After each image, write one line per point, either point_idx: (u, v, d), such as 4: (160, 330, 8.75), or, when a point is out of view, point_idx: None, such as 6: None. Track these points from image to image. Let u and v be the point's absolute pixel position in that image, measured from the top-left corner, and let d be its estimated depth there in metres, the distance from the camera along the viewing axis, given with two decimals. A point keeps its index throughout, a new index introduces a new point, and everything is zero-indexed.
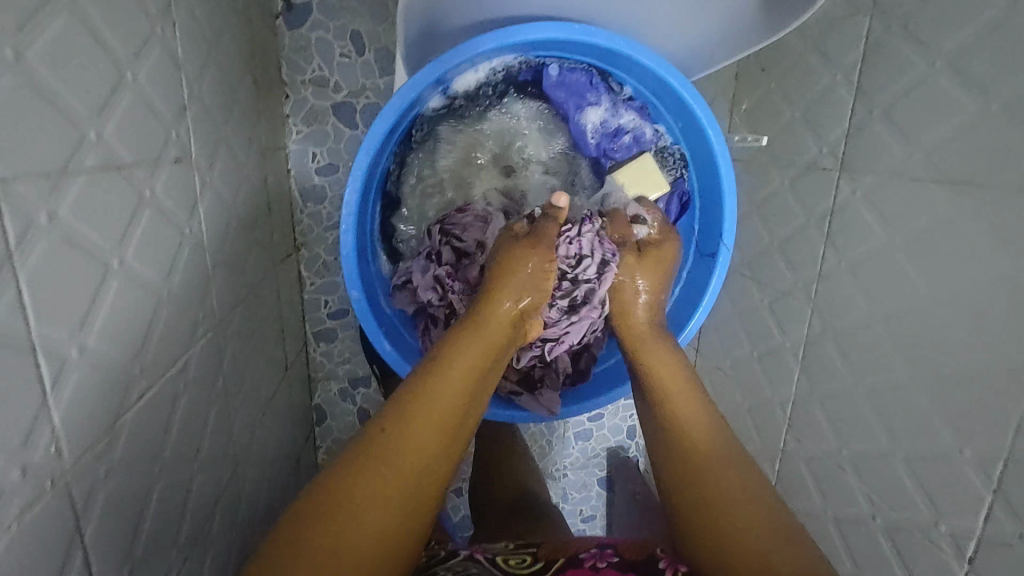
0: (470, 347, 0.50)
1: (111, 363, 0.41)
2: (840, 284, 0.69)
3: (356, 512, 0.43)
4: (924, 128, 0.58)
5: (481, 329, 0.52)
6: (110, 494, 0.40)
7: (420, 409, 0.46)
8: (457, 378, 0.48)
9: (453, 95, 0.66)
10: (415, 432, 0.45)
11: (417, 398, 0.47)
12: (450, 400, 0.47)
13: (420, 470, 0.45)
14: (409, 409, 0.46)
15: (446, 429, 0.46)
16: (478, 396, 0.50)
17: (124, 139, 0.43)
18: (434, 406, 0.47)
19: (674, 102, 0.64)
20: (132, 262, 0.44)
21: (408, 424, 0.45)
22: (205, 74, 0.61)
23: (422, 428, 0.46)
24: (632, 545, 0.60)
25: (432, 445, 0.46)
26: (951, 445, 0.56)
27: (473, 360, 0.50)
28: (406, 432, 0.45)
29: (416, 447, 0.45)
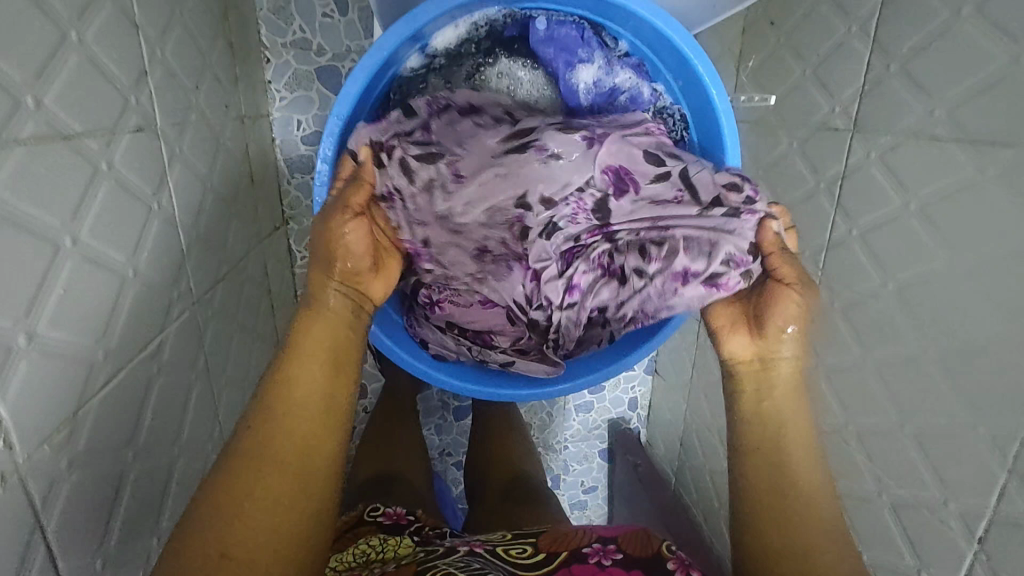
0: (312, 329, 0.49)
1: (67, 349, 0.38)
2: (850, 252, 0.66)
3: (234, 538, 0.41)
4: (947, 82, 0.54)
5: (321, 307, 0.50)
6: (74, 486, 0.39)
7: (275, 399, 0.46)
8: (306, 362, 0.47)
9: (432, 53, 0.62)
10: (273, 422, 0.45)
11: (273, 391, 0.46)
12: (301, 386, 0.46)
13: (292, 454, 0.44)
14: (266, 402, 0.46)
15: (306, 417, 0.46)
16: (342, 371, 0.49)
17: (70, 106, 0.40)
18: (284, 398, 0.46)
19: (673, 58, 0.60)
20: (88, 240, 0.41)
21: (267, 417, 0.45)
22: (170, 35, 0.56)
23: (279, 422, 0.45)
24: (634, 539, 0.59)
25: (292, 437, 0.44)
26: (964, 422, 0.53)
27: (319, 339, 0.48)
28: (267, 424, 0.45)
29: (279, 440, 0.44)
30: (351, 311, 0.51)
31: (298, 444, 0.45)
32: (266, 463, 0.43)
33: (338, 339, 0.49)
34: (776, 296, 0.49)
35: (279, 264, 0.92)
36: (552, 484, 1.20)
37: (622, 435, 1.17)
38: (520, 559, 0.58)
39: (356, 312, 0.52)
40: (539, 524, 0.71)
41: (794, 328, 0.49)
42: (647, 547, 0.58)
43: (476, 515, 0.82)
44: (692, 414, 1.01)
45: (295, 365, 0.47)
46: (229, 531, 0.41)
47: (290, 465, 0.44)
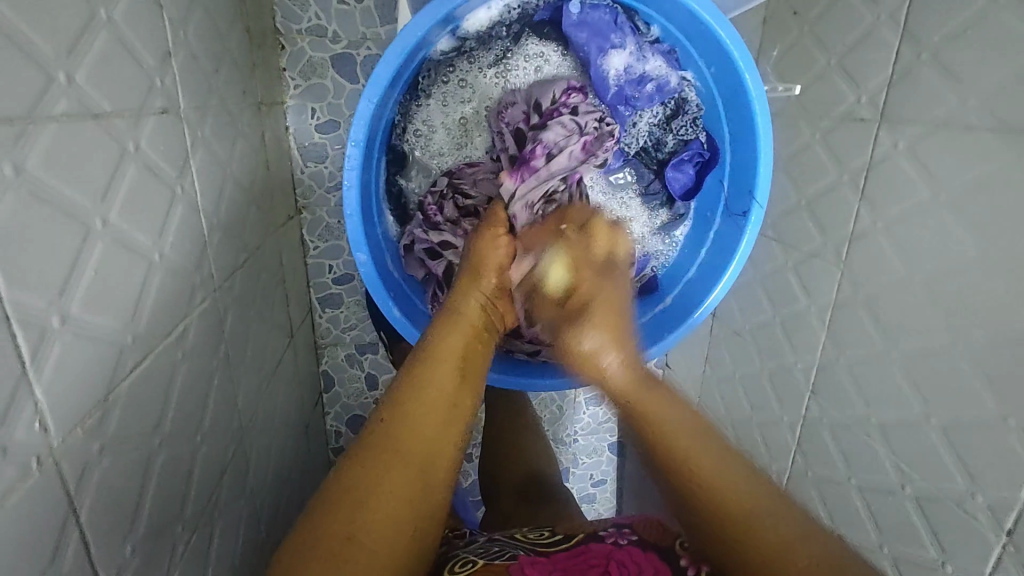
0: (452, 332, 0.52)
1: (100, 331, 0.38)
2: (875, 244, 0.65)
3: (358, 521, 0.40)
4: (980, 70, 0.53)
5: (458, 318, 0.54)
6: (106, 471, 0.38)
7: (415, 391, 0.46)
8: (448, 358, 0.49)
9: (464, 35, 0.62)
10: (414, 412, 0.45)
11: (414, 383, 0.47)
12: (443, 377, 0.48)
13: (431, 442, 0.44)
14: (404, 394, 0.46)
15: (441, 405, 0.46)
16: (474, 374, 0.50)
17: (100, 85, 0.39)
18: (431, 386, 0.47)
19: (706, 43, 0.58)
20: (118, 222, 0.40)
21: (404, 407, 0.45)
22: (192, 18, 0.56)
23: (417, 406, 0.46)
24: (647, 524, 0.59)
25: (431, 424, 0.45)
26: (994, 415, 0.53)
27: (457, 344, 0.51)
28: (406, 414, 0.45)
29: (422, 430, 0.44)
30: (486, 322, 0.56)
31: (431, 430, 0.45)
32: (409, 446, 0.43)
33: (472, 344, 0.52)
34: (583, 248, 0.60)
35: (293, 254, 0.91)
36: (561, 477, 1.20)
37: None
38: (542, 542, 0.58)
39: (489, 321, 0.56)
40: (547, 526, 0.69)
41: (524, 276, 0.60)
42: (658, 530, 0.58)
43: (493, 507, 0.82)
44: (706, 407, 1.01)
45: (443, 355, 0.49)
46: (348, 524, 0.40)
47: (421, 457, 0.43)
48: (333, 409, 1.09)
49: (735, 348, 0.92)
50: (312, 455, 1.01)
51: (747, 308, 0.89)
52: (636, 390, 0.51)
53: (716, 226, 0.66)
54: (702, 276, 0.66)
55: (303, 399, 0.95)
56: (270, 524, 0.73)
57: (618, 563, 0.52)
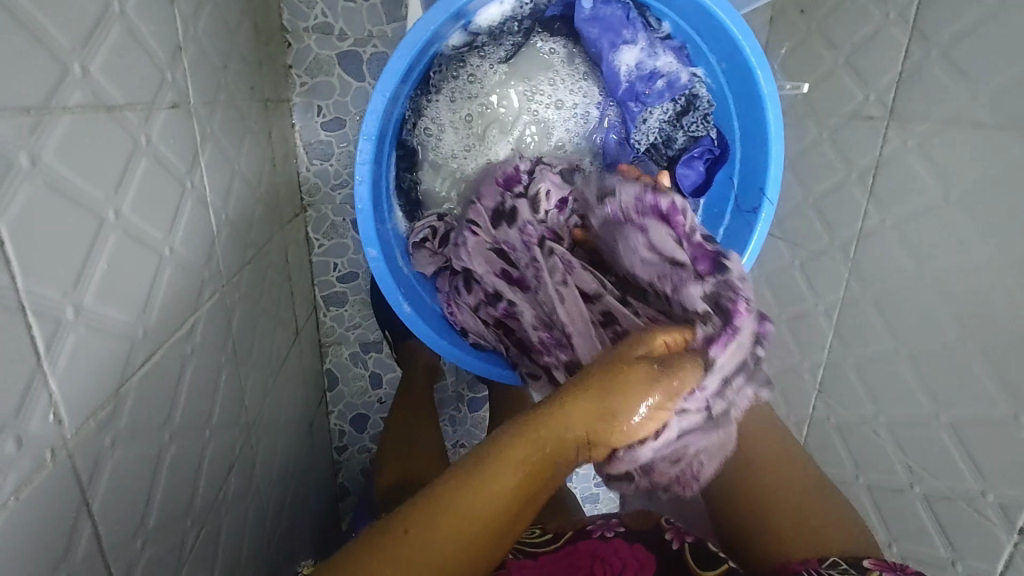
0: (520, 463, 0.35)
1: (112, 325, 0.38)
2: (882, 242, 0.65)
3: None
4: (991, 68, 0.53)
5: (542, 445, 0.35)
6: (117, 464, 0.38)
7: (440, 529, 0.35)
8: (493, 500, 0.35)
9: (475, 30, 0.62)
10: (425, 558, 0.35)
11: (443, 515, 0.35)
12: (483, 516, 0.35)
13: None
14: (430, 523, 0.35)
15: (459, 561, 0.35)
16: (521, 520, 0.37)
17: (113, 78, 0.39)
18: (462, 520, 0.35)
19: (717, 37, 0.58)
20: (130, 215, 0.40)
21: (423, 545, 0.35)
22: (202, 13, 0.56)
23: (434, 552, 0.35)
24: (635, 517, 0.61)
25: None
26: (1005, 413, 0.52)
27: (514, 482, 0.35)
28: (420, 558, 0.35)
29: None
30: (570, 462, 0.36)
31: None
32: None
33: (537, 485, 0.36)
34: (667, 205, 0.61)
35: (298, 251, 0.91)
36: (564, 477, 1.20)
37: None
38: (529, 540, 0.59)
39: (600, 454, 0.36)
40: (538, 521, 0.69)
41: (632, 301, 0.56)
42: (647, 521, 0.60)
43: None
44: None
45: (486, 492, 0.35)
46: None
47: None
48: (336, 408, 1.09)
49: None
50: (316, 454, 1.01)
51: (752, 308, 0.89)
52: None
53: (726, 224, 0.65)
54: None
55: (308, 397, 0.95)
56: (276, 521, 0.73)
57: (604, 561, 0.54)
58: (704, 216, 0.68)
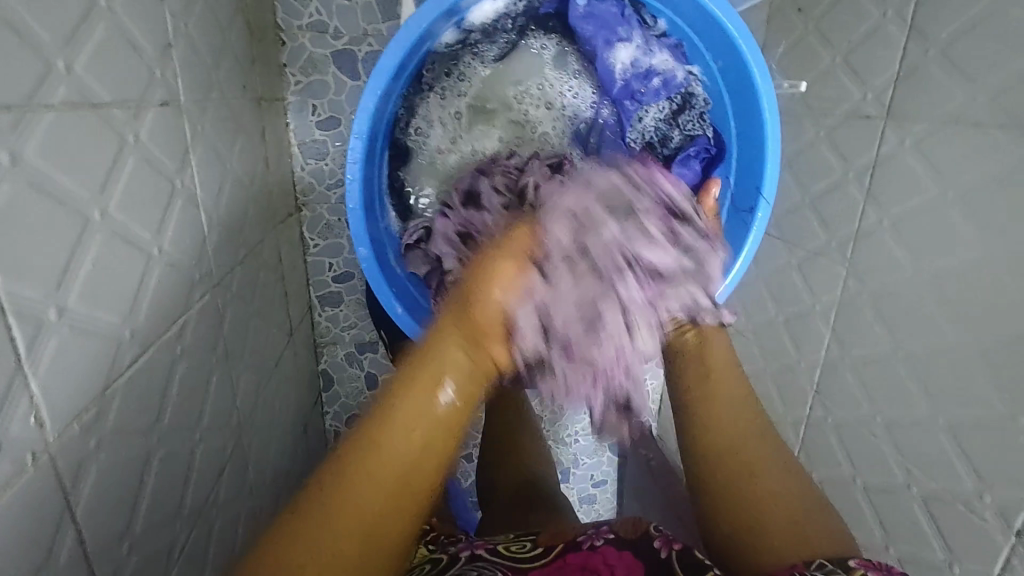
0: (417, 384, 0.42)
1: (97, 326, 0.37)
2: (879, 242, 0.65)
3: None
4: (989, 67, 0.53)
5: (432, 363, 0.43)
6: (102, 467, 0.37)
7: (356, 457, 0.41)
8: (399, 423, 0.41)
9: (468, 27, 0.64)
10: (351, 483, 0.41)
11: (358, 448, 0.41)
12: (391, 462, 0.41)
13: (364, 521, 0.40)
14: (347, 457, 0.41)
15: (383, 484, 0.41)
16: (435, 438, 0.42)
17: (99, 75, 0.38)
18: (372, 470, 0.41)
19: (713, 35, 0.58)
20: (117, 214, 0.40)
21: (347, 473, 0.41)
22: (193, 10, 0.55)
23: (355, 478, 0.41)
24: (627, 524, 0.60)
25: (366, 501, 0.40)
26: (1002, 414, 0.52)
27: (415, 402, 0.42)
28: (346, 482, 0.41)
29: (357, 510, 0.40)
30: (464, 378, 0.43)
31: (368, 509, 0.40)
32: (343, 540, 0.40)
33: (438, 404, 0.42)
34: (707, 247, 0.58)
35: (292, 251, 0.91)
36: (561, 477, 1.20)
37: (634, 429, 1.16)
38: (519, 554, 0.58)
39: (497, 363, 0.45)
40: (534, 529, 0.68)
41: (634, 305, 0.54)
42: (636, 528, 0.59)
43: (492, 508, 0.81)
44: None
45: (386, 440, 0.41)
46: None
47: (350, 528, 0.40)
48: (332, 408, 1.08)
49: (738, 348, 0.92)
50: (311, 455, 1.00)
51: (750, 308, 0.89)
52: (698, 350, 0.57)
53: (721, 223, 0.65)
54: None
55: (303, 398, 0.94)
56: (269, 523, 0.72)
57: (594, 571, 0.53)
58: None
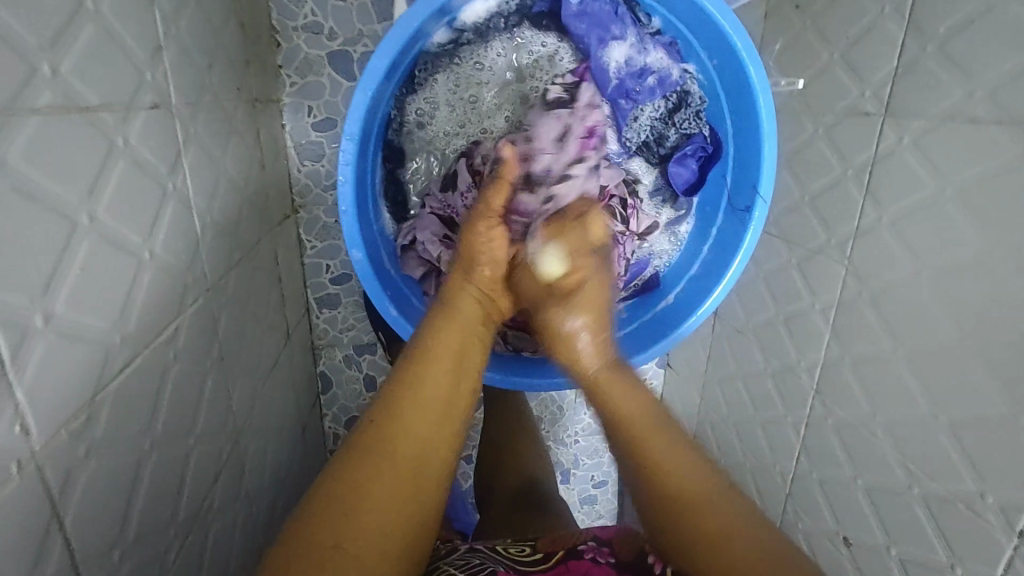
0: (447, 327, 0.51)
1: (85, 331, 0.37)
2: (879, 241, 0.64)
3: (354, 522, 0.40)
4: (988, 63, 0.52)
5: (455, 311, 0.53)
6: (92, 474, 0.37)
7: (410, 391, 0.46)
8: (443, 356, 0.48)
9: (460, 27, 0.62)
10: (411, 413, 0.45)
11: (412, 384, 0.46)
12: (412, 430, 0.44)
13: (427, 443, 0.44)
14: (399, 393, 0.46)
15: (435, 408, 0.46)
16: (471, 368, 0.50)
17: (87, 78, 0.38)
18: (394, 442, 0.43)
19: (708, 33, 0.57)
20: (105, 218, 0.39)
21: (402, 407, 0.45)
22: (184, 12, 0.54)
23: (415, 408, 0.45)
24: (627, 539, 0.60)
25: (427, 426, 0.45)
26: (1004, 413, 0.51)
27: (454, 339, 0.50)
28: (403, 414, 0.44)
29: (420, 437, 0.44)
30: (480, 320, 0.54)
31: (426, 433, 0.44)
32: (383, 490, 0.41)
33: (468, 344, 0.51)
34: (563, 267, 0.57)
35: (289, 253, 0.90)
36: (561, 478, 1.19)
37: None
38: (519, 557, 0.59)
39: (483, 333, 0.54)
40: (533, 536, 0.68)
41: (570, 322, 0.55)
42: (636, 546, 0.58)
43: (490, 511, 0.81)
44: (708, 407, 1.00)
45: (405, 411, 0.45)
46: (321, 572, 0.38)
47: (418, 450, 0.44)
48: (331, 411, 1.08)
49: (737, 348, 0.91)
50: (310, 457, 1.00)
51: (749, 307, 0.88)
52: (606, 380, 0.52)
53: (718, 222, 0.65)
54: (703, 277, 0.65)
55: (301, 401, 0.94)
56: (267, 528, 0.72)
57: None
58: (696, 215, 0.68)
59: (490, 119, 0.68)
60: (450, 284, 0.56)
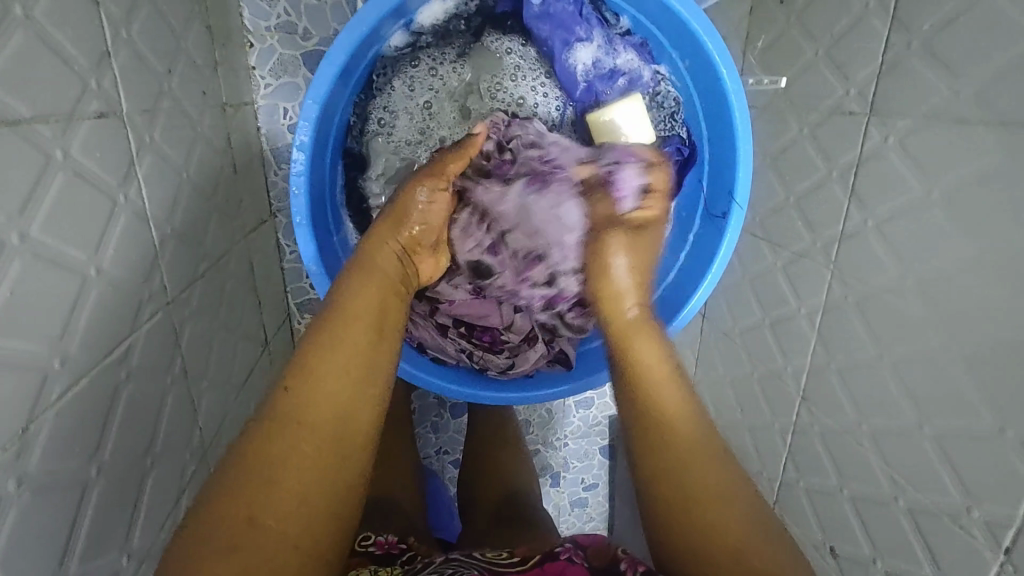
0: (364, 287, 0.49)
1: (15, 358, 0.35)
2: (863, 244, 0.62)
3: (267, 500, 0.40)
4: (973, 60, 0.50)
5: (373, 267, 0.51)
6: (26, 506, 0.36)
7: (322, 355, 0.45)
8: (354, 317, 0.47)
9: (418, 30, 0.62)
10: (324, 379, 0.44)
11: (324, 346, 0.45)
12: (325, 394, 0.43)
13: (341, 410, 0.44)
14: (310, 360, 0.45)
15: (350, 372, 0.45)
16: (389, 328, 0.49)
17: (16, 89, 0.36)
18: (308, 409, 0.43)
19: (677, 33, 0.57)
20: (42, 237, 0.38)
21: (313, 374, 0.44)
22: (137, 13, 0.52)
23: (327, 374, 0.44)
24: (600, 549, 0.58)
25: (340, 390, 0.44)
26: (990, 425, 0.50)
27: (368, 299, 0.49)
28: (315, 381, 0.44)
29: (333, 405, 0.43)
30: (399, 275, 0.53)
31: (339, 398, 0.44)
32: (298, 461, 0.41)
33: (386, 302, 0.50)
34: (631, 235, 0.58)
35: (266, 259, 0.88)
36: (550, 481, 1.17)
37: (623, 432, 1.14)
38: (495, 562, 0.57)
39: (400, 291, 0.52)
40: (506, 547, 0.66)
41: (622, 257, 0.57)
42: (604, 554, 0.57)
43: (471, 523, 0.79)
44: None
45: (317, 377, 0.44)
46: (236, 554, 0.38)
47: (334, 416, 0.43)
48: None
49: (725, 351, 0.89)
50: None
51: (736, 310, 0.86)
52: (633, 332, 0.55)
53: (695, 227, 0.63)
54: (682, 282, 0.63)
55: None
56: None
57: None
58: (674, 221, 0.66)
59: (450, 128, 0.65)
60: (373, 235, 0.53)
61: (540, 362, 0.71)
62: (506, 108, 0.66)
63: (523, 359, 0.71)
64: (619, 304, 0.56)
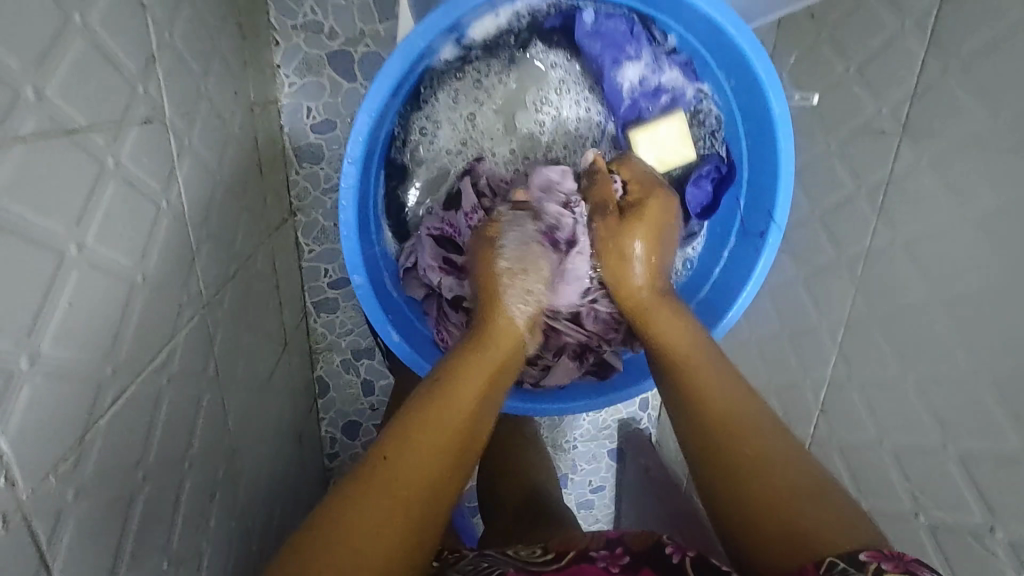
0: (471, 366, 0.52)
1: (71, 370, 0.35)
2: (890, 262, 0.63)
3: (349, 550, 0.41)
4: (1010, 87, 0.50)
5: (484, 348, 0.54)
6: (82, 515, 0.36)
7: (424, 421, 0.48)
8: (460, 399, 0.50)
9: (469, 44, 0.61)
10: (416, 449, 0.46)
11: (424, 417, 0.48)
12: (417, 468, 0.46)
13: (429, 482, 0.46)
14: (410, 426, 0.47)
15: (443, 445, 0.47)
16: (483, 416, 0.51)
17: (75, 100, 0.36)
18: (401, 485, 0.45)
19: (726, 55, 0.57)
20: (95, 246, 0.38)
21: (410, 442, 0.46)
22: (178, 16, 0.52)
23: (420, 446, 0.46)
24: (640, 535, 0.59)
25: (427, 465, 0.46)
26: (1017, 447, 0.50)
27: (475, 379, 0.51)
28: (409, 450, 0.46)
29: (417, 479, 0.45)
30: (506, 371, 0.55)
31: (426, 473, 0.46)
32: (374, 519, 0.43)
33: (489, 390, 0.52)
34: (621, 222, 0.60)
35: (287, 259, 0.88)
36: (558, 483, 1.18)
37: (632, 436, 1.15)
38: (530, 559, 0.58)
39: (509, 373, 0.55)
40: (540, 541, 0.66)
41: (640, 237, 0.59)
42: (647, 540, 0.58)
43: (489, 528, 0.79)
44: None
45: (420, 448, 0.46)
46: None
47: (416, 484, 0.45)
48: (327, 415, 1.05)
49: (742, 360, 0.90)
50: (307, 463, 0.98)
51: (755, 320, 0.87)
52: (651, 307, 0.59)
53: (730, 245, 0.65)
54: (716, 298, 0.65)
55: (298, 408, 0.92)
56: (263, 541, 0.71)
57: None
58: (707, 237, 0.68)
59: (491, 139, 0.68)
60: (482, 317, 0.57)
61: (572, 373, 0.72)
62: (546, 117, 0.68)
63: (556, 369, 0.71)
64: (627, 278, 0.59)
